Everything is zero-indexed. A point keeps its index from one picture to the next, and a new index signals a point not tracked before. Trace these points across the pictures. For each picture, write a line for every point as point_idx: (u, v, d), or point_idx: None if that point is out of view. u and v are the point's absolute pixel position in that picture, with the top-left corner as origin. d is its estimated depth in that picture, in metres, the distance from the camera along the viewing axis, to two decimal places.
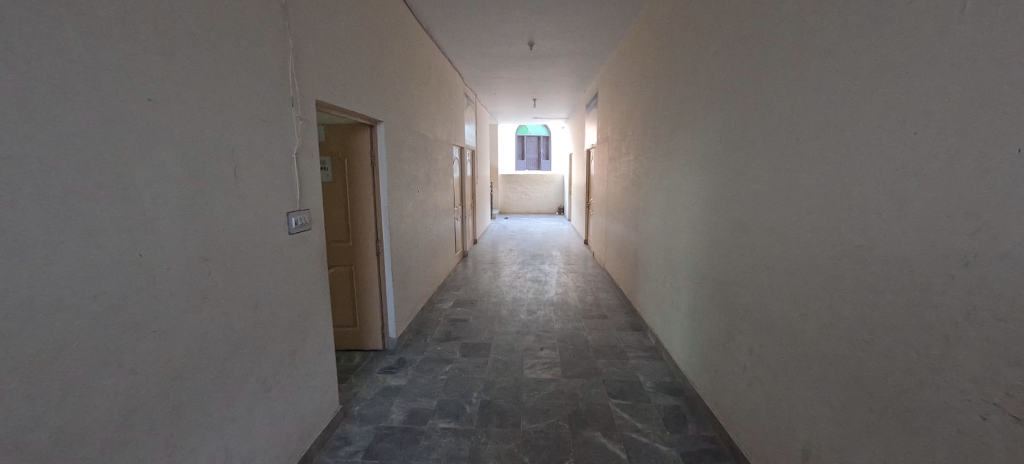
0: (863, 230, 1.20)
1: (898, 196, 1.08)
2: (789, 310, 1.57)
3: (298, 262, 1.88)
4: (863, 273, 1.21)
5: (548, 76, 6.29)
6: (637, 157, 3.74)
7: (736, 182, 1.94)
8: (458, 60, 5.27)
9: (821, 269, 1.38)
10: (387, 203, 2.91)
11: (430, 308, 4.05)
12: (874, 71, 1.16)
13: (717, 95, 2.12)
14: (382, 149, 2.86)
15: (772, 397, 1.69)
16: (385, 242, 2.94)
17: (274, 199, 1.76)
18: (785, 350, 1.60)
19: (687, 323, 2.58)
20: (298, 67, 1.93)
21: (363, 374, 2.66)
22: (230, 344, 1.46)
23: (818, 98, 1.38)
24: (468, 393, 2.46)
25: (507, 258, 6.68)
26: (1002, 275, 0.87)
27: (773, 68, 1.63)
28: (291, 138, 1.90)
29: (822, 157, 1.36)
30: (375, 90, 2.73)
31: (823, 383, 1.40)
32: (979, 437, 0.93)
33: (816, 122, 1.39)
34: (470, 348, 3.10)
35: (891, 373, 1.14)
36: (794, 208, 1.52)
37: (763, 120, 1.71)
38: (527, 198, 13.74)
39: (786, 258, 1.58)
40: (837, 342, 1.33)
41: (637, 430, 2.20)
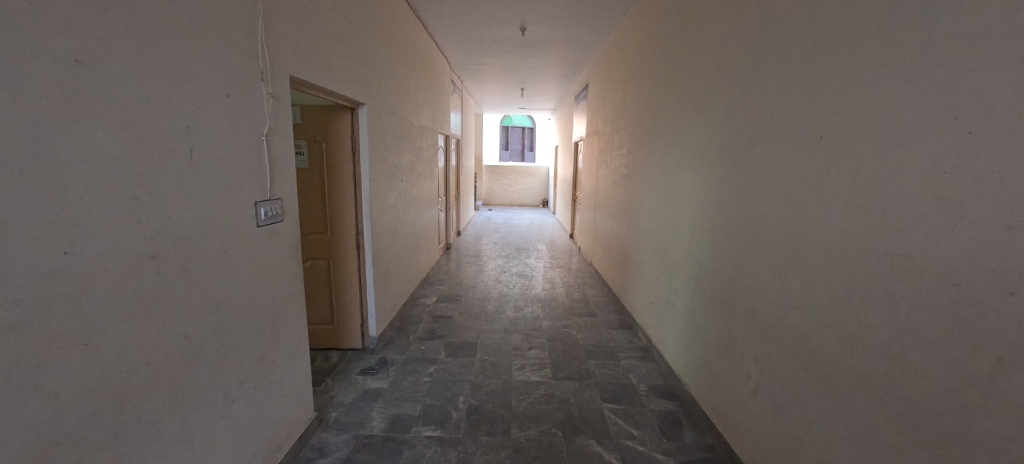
0: (988, 265, 0.88)
1: (969, 201, 0.91)
2: (832, 343, 1.30)
3: (267, 257, 1.71)
4: (973, 319, 0.91)
5: (536, 64, 6.05)
6: (631, 147, 3.56)
7: (757, 184, 1.71)
8: (444, 42, 5.02)
9: (891, 301, 1.09)
10: (368, 191, 2.91)
11: (412, 303, 4.04)
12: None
13: (746, 84, 1.82)
14: (363, 134, 2.83)
15: (797, 441, 1.45)
16: (365, 230, 2.95)
17: (244, 187, 1.55)
18: (821, 389, 1.34)
19: (682, 328, 2.42)
20: (267, 35, 1.67)
21: (341, 377, 2.64)
22: (185, 356, 1.29)
23: (923, 74, 1.02)
24: (453, 397, 2.39)
25: (490, 251, 6.58)
26: None
27: (836, 45, 1.29)
28: (262, 118, 1.65)
29: (909, 162, 1.05)
30: (356, 72, 2.60)
31: (854, 411, 1.22)
32: None
33: (915, 107, 1.04)
34: (455, 348, 3.05)
35: (929, 396, 1.01)
36: (854, 222, 1.21)
37: (816, 111, 1.37)
38: (513, 191, 13.57)
39: (832, 283, 1.30)
40: (873, 362, 1.15)
41: (633, 437, 2.04)
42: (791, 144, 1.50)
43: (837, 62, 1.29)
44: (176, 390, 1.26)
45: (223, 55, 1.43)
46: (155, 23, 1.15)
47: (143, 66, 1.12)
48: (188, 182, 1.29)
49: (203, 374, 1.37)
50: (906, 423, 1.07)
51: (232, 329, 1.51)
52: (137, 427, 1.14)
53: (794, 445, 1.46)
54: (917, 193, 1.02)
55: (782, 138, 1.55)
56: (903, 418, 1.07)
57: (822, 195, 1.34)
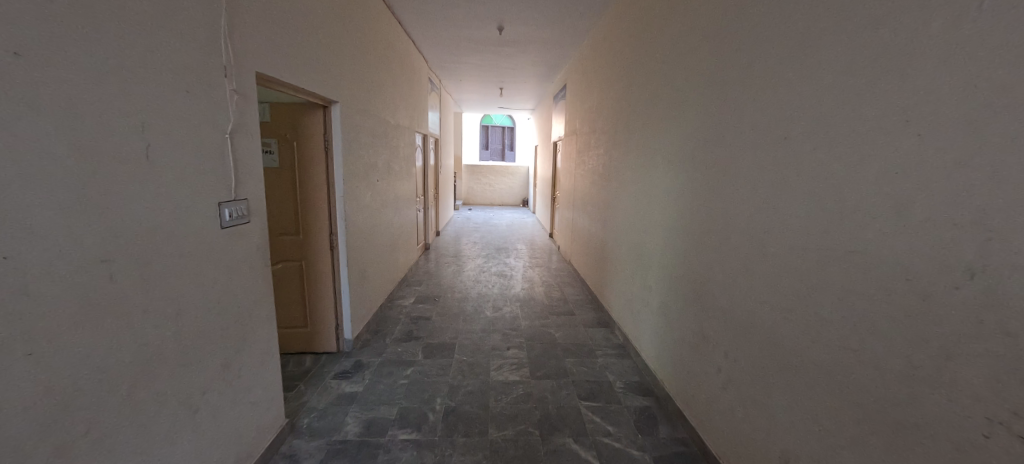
0: (932, 261, 0.93)
1: (915, 201, 0.96)
2: (796, 337, 1.35)
3: (232, 260, 1.64)
4: (922, 312, 0.96)
5: (514, 64, 6.05)
6: (607, 148, 3.61)
7: (726, 184, 1.76)
8: (422, 40, 4.96)
9: (849, 296, 1.14)
10: (342, 190, 2.84)
11: (390, 305, 3.98)
12: (984, 40, 0.84)
13: (714, 86, 1.87)
14: (336, 133, 2.76)
15: (764, 433, 1.50)
16: (339, 231, 2.89)
17: (206, 187, 1.49)
18: (786, 381, 1.39)
19: (657, 325, 2.47)
20: (231, 29, 1.60)
21: (315, 382, 2.58)
22: (141, 364, 1.23)
23: (877, 78, 1.06)
24: (430, 399, 2.37)
25: (470, 251, 6.55)
26: (1012, 289, 0.79)
27: (798, 50, 1.34)
28: (225, 115, 1.58)
29: (865, 163, 1.09)
30: (327, 68, 2.54)
31: (817, 402, 1.27)
32: (979, 457, 0.85)
33: (869, 111, 1.08)
34: (433, 349, 3.02)
35: (884, 387, 1.05)
36: (816, 220, 1.25)
37: (780, 114, 1.43)
38: (493, 191, 13.54)
39: (795, 279, 1.35)
40: (834, 355, 1.20)
41: (609, 433, 2.07)
42: (757, 145, 1.55)
43: (800, 66, 1.33)
44: (132, 401, 1.20)
45: (182, 49, 1.36)
46: (103, 13, 1.09)
47: (91, 59, 1.06)
48: (144, 182, 1.23)
49: (162, 383, 1.31)
50: (861, 412, 1.12)
51: (194, 335, 1.44)
52: (87, 441, 1.08)
53: (762, 437, 1.51)
54: (872, 193, 1.07)
55: (748, 140, 1.60)
56: (860, 408, 1.12)
57: (786, 195, 1.39)
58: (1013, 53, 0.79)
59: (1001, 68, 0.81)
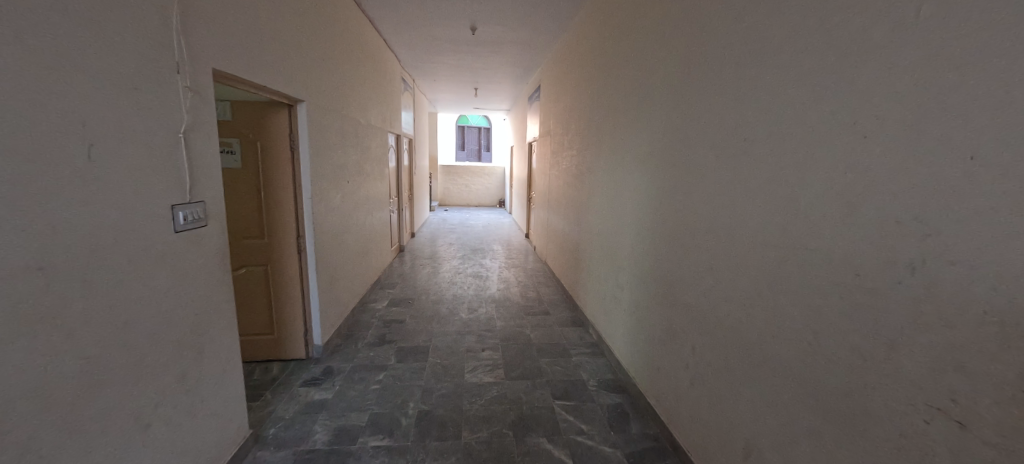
0: (877, 257, 0.98)
1: (863, 200, 1.01)
2: (757, 332, 1.40)
3: (187, 265, 1.56)
4: (869, 305, 1.01)
5: (488, 65, 6.04)
6: (580, 149, 3.65)
7: (691, 183, 1.81)
8: (394, 39, 4.88)
9: (806, 292, 1.19)
10: (309, 192, 2.76)
11: (362, 309, 3.88)
12: (923, 47, 0.88)
13: (679, 89, 1.92)
14: (303, 132, 2.68)
15: (729, 425, 1.55)
16: (307, 233, 2.80)
17: (157, 189, 1.41)
18: (748, 375, 1.44)
19: (628, 323, 2.51)
20: (184, 22, 1.52)
21: (282, 390, 2.48)
22: (83, 379, 1.15)
23: (829, 83, 1.11)
24: (403, 404, 2.32)
25: (446, 252, 6.48)
26: (948, 283, 0.84)
27: (757, 55, 1.39)
28: (178, 113, 1.50)
29: (817, 164, 1.15)
30: (292, 66, 2.45)
31: (776, 393, 1.31)
32: (921, 442, 0.90)
33: (821, 115, 1.14)
34: (406, 353, 2.97)
35: (836, 377, 1.10)
36: (777, 219, 1.30)
37: (740, 116, 1.48)
38: (469, 192, 13.46)
39: (756, 276, 1.40)
40: (791, 348, 1.25)
41: (582, 432, 2.09)
42: (720, 147, 1.60)
43: (761, 70, 1.38)
44: (72, 420, 1.12)
45: (127, 41, 1.27)
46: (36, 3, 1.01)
47: (20, 52, 0.97)
48: (85, 184, 1.14)
49: (108, 399, 1.22)
50: (817, 402, 1.17)
51: (144, 347, 1.36)
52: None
53: (727, 429, 1.56)
54: (825, 193, 1.12)
55: (712, 141, 1.65)
56: (816, 398, 1.17)
57: (749, 194, 1.43)
58: (949, 60, 0.84)
59: (938, 74, 0.86)
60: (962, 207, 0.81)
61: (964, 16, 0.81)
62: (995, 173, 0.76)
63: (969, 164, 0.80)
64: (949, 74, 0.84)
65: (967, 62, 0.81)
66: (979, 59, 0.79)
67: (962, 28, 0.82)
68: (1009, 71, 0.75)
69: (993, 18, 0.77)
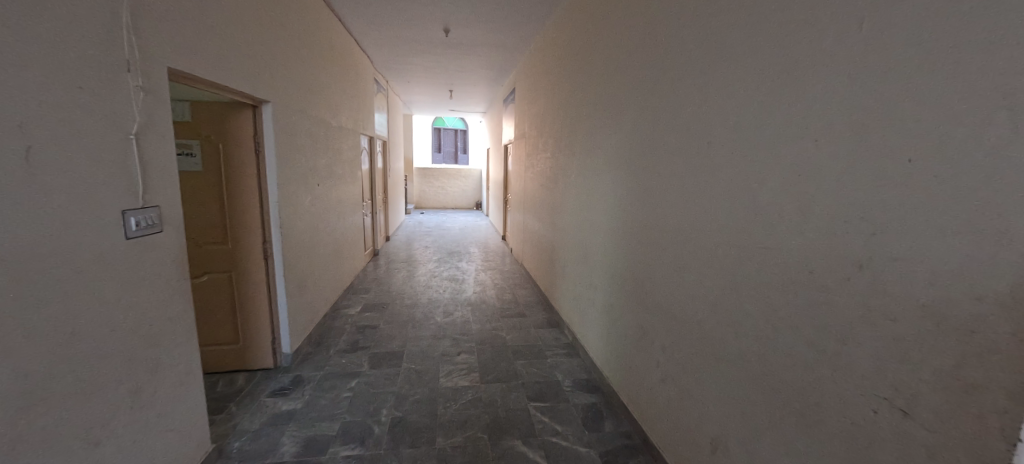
0: (829, 256, 1.03)
1: (815, 201, 1.06)
2: (721, 329, 1.44)
3: (139, 274, 1.47)
4: (822, 301, 1.05)
5: (463, 67, 6.02)
6: (554, 151, 3.69)
7: (659, 185, 1.85)
8: (366, 39, 4.79)
9: (767, 289, 1.23)
10: (276, 195, 2.66)
11: (334, 315, 3.78)
12: (865, 55, 0.94)
13: (648, 93, 1.97)
14: (268, 134, 2.59)
15: (697, 420, 1.59)
16: (274, 238, 2.70)
17: (104, 193, 1.33)
18: (714, 370, 1.48)
19: (602, 322, 2.54)
20: (135, 17, 1.44)
21: (247, 402, 2.38)
22: (19, 399, 1.06)
23: (784, 90, 1.17)
24: (375, 412, 2.27)
25: (422, 256, 6.40)
26: (891, 278, 0.89)
27: (719, 62, 1.44)
28: (128, 113, 1.42)
29: (775, 167, 1.19)
30: (256, 64, 2.37)
31: (740, 388, 1.36)
32: (869, 431, 0.95)
33: (777, 119, 1.19)
34: (379, 359, 2.91)
35: (794, 371, 1.15)
36: (739, 219, 1.34)
37: (704, 120, 1.53)
38: (446, 194, 13.35)
39: (720, 275, 1.44)
40: (753, 343, 1.29)
41: (557, 433, 2.10)
42: (685, 150, 1.65)
43: (722, 75, 1.43)
44: (3, 443, 1.03)
45: (69, 36, 1.20)
46: None
47: None
48: (18, 189, 1.06)
49: (45, 419, 1.13)
50: (777, 395, 1.21)
51: (89, 362, 1.27)
52: None
53: (695, 424, 1.60)
54: (782, 194, 1.17)
55: (678, 144, 1.70)
56: (776, 391, 1.21)
57: (712, 196, 1.47)
58: (885, 68, 0.89)
59: (877, 81, 0.91)
60: (901, 207, 0.86)
61: (896, 27, 0.87)
62: (931, 175, 0.81)
63: (907, 165, 0.85)
64: (886, 81, 0.89)
65: (900, 71, 0.86)
66: (911, 67, 0.84)
67: (897, 37, 0.87)
68: (937, 79, 0.80)
69: (922, 30, 0.82)
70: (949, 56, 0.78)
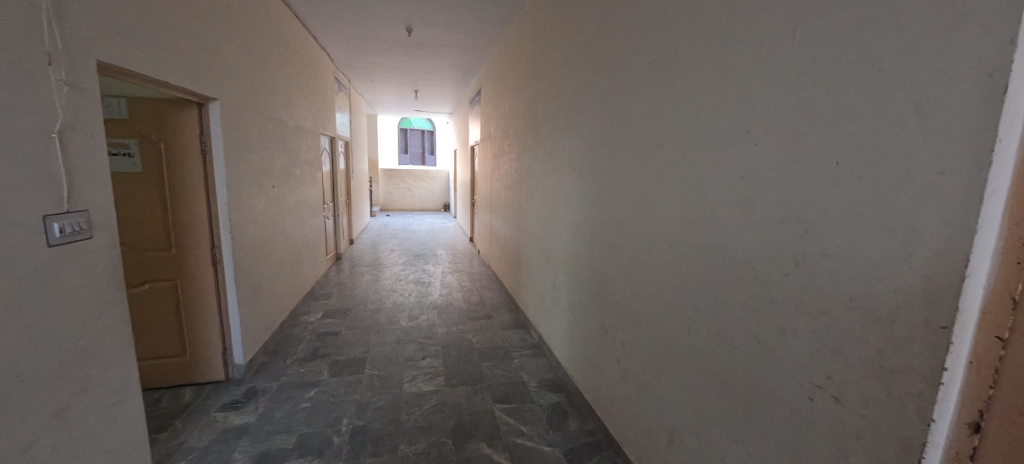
0: (770, 253, 1.09)
1: (757, 202, 1.13)
2: (676, 325, 1.49)
3: (64, 284, 1.35)
4: (764, 297, 1.11)
5: (427, 67, 5.94)
6: (519, 153, 3.71)
7: (617, 186, 1.90)
8: (324, 36, 4.63)
9: (716, 286, 1.29)
10: (225, 197, 2.52)
11: (292, 322, 3.61)
12: (800, 65, 1.00)
13: (605, 97, 2.01)
14: (216, 133, 2.45)
15: (655, 415, 1.64)
16: (223, 243, 2.55)
17: (21, 196, 1.21)
18: (670, 365, 1.53)
19: (566, 322, 2.58)
20: (59, 5, 1.32)
21: (194, 417, 2.23)
22: None
23: (727, 96, 1.23)
24: (335, 421, 2.19)
25: (388, 259, 6.25)
26: (823, 274, 0.95)
27: (670, 68, 1.50)
28: (51, 109, 1.30)
29: (721, 169, 1.25)
30: (201, 59, 2.23)
31: (693, 382, 1.41)
32: (807, 417, 1.01)
33: (722, 124, 1.25)
34: (340, 366, 2.81)
35: (741, 364, 1.21)
36: (690, 219, 1.40)
37: (658, 125, 1.58)
38: (412, 196, 13.12)
39: (674, 273, 1.50)
40: (704, 338, 1.35)
41: (522, 433, 2.10)
42: (641, 153, 1.70)
43: (675, 81, 1.48)
44: None
45: None
46: None
47: None
48: None
49: None
50: (727, 388, 1.27)
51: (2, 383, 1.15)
52: None
53: (653, 418, 1.65)
54: (728, 195, 1.23)
55: (634, 147, 1.75)
56: (725, 383, 1.27)
57: (666, 197, 1.53)
58: (815, 77, 0.95)
59: (809, 89, 0.97)
60: (830, 207, 0.92)
61: (824, 39, 0.93)
62: (854, 177, 0.87)
63: (834, 168, 0.91)
64: (818, 89, 0.95)
65: (827, 81, 0.93)
66: (837, 78, 0.91)
67: (824, 50, 0.93)
68: (857, 89, 0.87)
69: (845, 44, 0.89)
70: (870, 66, 0.84)
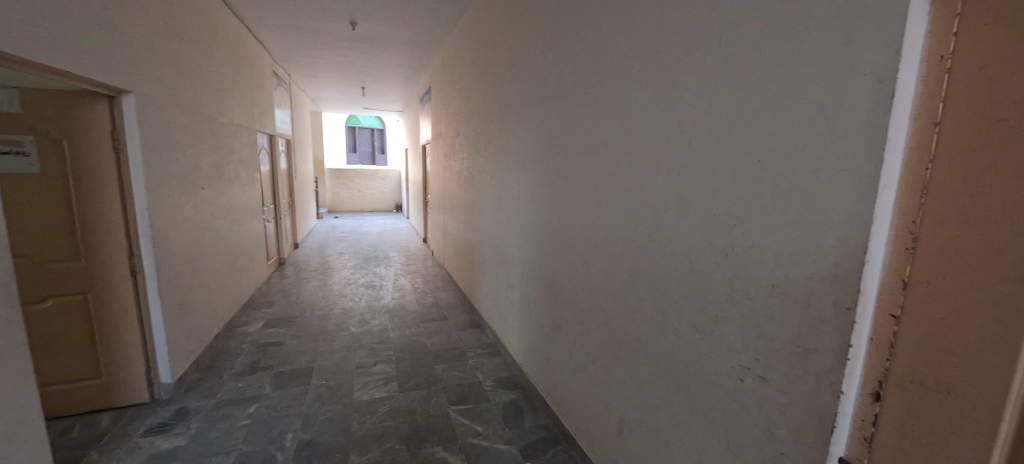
0: (704, 245, 1.17)
1: (692, 198, 1.20)
2: (623, 317, 1.56)
3: None
4: (700, 287, 1.19)
5: (374, 63, 5.72)
6: (470, 153, 3.68)
7: (566, 185, 1.94)
8: (259, 26, 4.32)
9: (657, 278, 1.36)
10: (145, 200, 2.28)
11: (228, 334, 3.34)
12: (725, 71, 1.07)
13: (552, 97, 2.05)
14: (131, 129, 2.21)
15: (605, 404, 1.70)
16: (144, 250, 2.31)
17: None
18: (618, 356, 1.60)
19: (520, 319, 2.60)
20: None
21: (112, 446, 2.00)
22: None
23: (664, 99, 1.30)
24: (278, 437, 2.06)
25: (337, 262, 5.97)
26: (750, 263, 1.03)
27: (612, 70, 1.56)
28: None
29: (660, 168, 1.32)
30: (111, 47, 2.00)
31: (639, 370, 1.48)
32: (738, 397, 1.09)
33: (660, 125, 1.32)
34: (284, 378, 2.64)
35: (681, 350, 1.28)
36: (633, 215, 1.46)
37: (602, 125, 1.63)
38: (362, 196, 12.62)
39: (620, 267, 1.56)
40: (648, 329, 1.42)
41: (478, 433, 2.10)
42: (587, 152, 1.75)
43: (616, 83, 1.54)
44: None
45: None
46: None
47: None
48: None
49: None
50: (669, 374, 1.34)
51: None
52: None
53: (604, 408, 1.71)
54: (666, 192, 1.30)
55: (581, 146, 1.80)
56: (668, 370, 1.35)
57: (611, 194, 1.59)
58: (739, 82, 1.03)
59: (734, 93, 1.05)
60: (755, 201, 1.01)
61: (747, 47, 1.01)
62: (774, 174, 0.96)
63: (757, 166, 1.00)
64: (741, 94, 1.03)
65: (750, 86, 1.01)
66: (757, 83, 0.99)
67: (746, 58, 1.01)
68: (775, 94, 0.95)
69: (764, 52, 0.97)
70: (785, 73, 0.92)
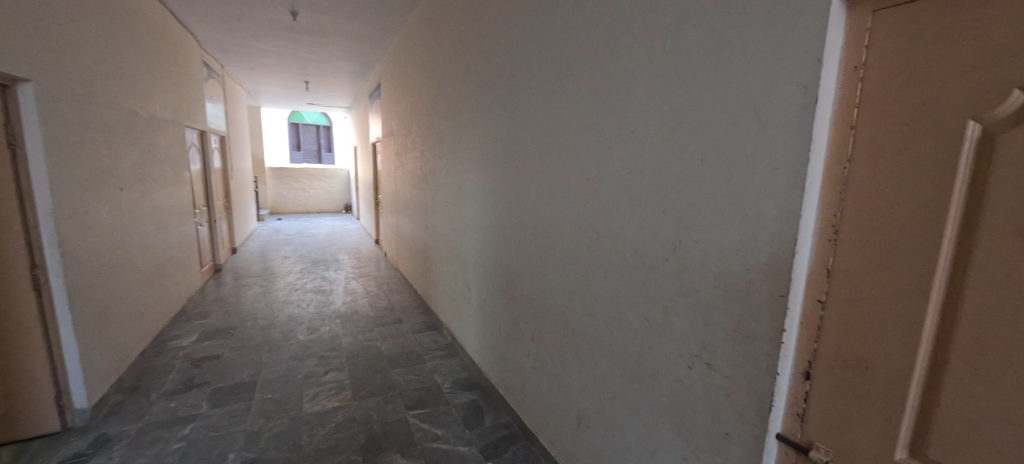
0: (654, 241, 1.22)
1: (642, 195, 1.25)
2: (579, 313, 1.59)
3: None
4: (651, 280, 1.24)
5: (318, 56, 5.42)
6: (423, 151, 3.59)
7: (521, 183, 1.95)
8: (183, 11, 3.93)
9: (611, 273, 1.40)
10: (46, 203, 2.00)
11: (156, 350, 3.03)
12: (670, 73, 1.12)
13: (505, 95, 2.04)
14: (30, 122, 1.93)
15: (564, 398, 1.73)
16: (49, 260, 2.03)
17: None
18: (576, 351, 1.63)
19: (478, 319, 2.58)
20: None
21: None
22: None
23: (614, 99, 1.34)
24: (218, 459, 1.90)
25: (282, 267, 5.61)
26: (695, 257, 1.09)
27: (563, 70, 1.58)
28: None
29: (612, 166, 1.36)
30: None
31: (596, 364, 1.52)
32: (687, 384, 1.15)
33: (610, 124, 1.36)
34: (224, 394, 2.44)
35: (635, 342, 1.33)
36: (587, 212, 1.50)
37: (555, 124, 1.65)
38: (308, 196, 11.94)
39: (575, 264, 1.59)
40: (604, 323, 1.46)
41: (438, 437, 2.06)
42: (541, 150, 1.77)
43: (568, 83, 1.56)
44: None
45: None
46: None
47: None
48: None
49: None
50: (624, 366, 1.39)
51: None
52: None
53: (563, 402, 1.74)
54: (618, 189, 1.34)
55: (535, 144, 1.81)
56: (623, 362, 1.39)
57: (565, 192, 1.61)
58: (683, 84, 1.08)
59: (678, 95, 1.10)
60: (699, 198, 1.06)
61: (689, 52, 1.06)
62: (715, 173, 1.02)
63: (701, 164, 1.05)
64: (685, 96, 1.08)
65: (692, 88, 1.06)
66: (699, 86, 1.04)
67: (688, 61, 1.07)
68: (714, 96, 1.01)
69: (704, 57, 1.03)
70: (723, 76, 0.98)
